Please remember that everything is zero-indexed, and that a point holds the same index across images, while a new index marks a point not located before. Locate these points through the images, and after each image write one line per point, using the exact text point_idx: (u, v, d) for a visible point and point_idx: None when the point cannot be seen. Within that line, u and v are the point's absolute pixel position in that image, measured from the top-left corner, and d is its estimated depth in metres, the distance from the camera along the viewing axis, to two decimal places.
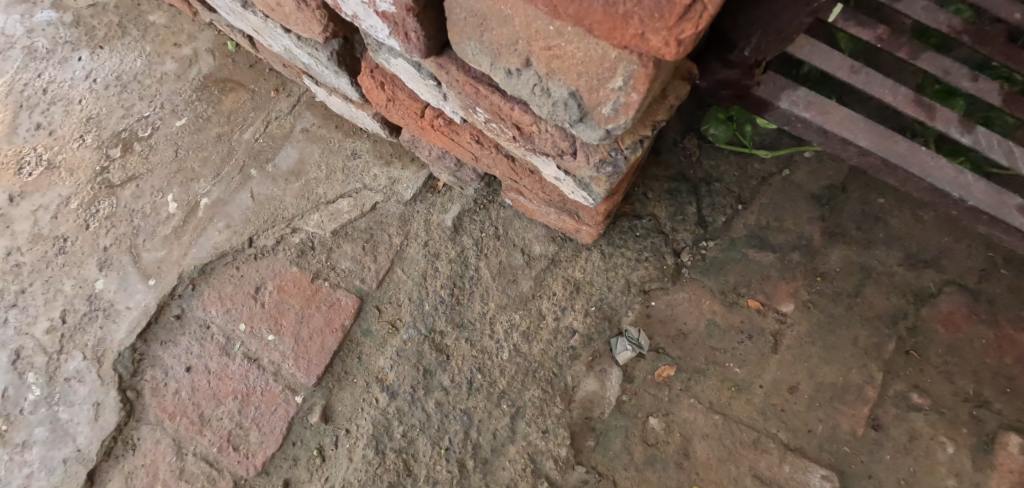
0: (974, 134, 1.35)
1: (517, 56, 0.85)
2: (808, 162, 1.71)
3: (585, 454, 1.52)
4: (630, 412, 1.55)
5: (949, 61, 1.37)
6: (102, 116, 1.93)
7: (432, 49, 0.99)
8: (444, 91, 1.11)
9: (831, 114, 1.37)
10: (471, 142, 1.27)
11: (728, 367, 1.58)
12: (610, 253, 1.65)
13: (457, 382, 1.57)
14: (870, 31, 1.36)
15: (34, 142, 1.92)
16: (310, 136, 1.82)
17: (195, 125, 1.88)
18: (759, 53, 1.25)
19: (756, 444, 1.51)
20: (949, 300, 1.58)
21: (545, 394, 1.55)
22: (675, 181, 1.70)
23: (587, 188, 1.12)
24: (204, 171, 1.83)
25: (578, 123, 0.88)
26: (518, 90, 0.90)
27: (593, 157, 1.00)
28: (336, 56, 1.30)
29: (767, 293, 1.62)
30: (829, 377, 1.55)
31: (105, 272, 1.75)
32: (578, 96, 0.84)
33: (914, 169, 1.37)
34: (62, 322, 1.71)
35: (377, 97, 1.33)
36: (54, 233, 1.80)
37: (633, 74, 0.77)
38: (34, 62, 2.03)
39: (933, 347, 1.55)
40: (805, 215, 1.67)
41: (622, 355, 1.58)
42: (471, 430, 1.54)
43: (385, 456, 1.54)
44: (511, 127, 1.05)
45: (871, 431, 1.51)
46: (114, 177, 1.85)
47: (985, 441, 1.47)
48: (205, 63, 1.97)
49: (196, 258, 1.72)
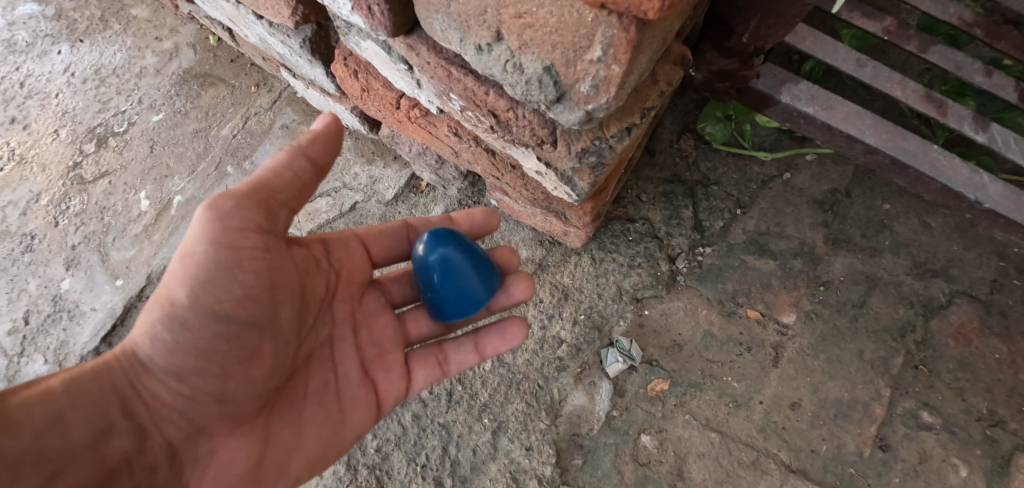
0: (989, 132, 1.25)
1: (486, 29, 0.77)
2: (811, 165, 1.61)
3: (572, 474, 1.43)
4: (621, 429, 1.45)
5: (961, 56, 1.27)
6: (78, 110, 1.85)
7: (400, 27, 0.91)
8: (416, 76, 1.02)
9: (835, 110, 1.28)
10: (449, 134, 1.19)
11: (725, 381, 1.47)
12: (600, 258, 1.56)
13: (436, 394, 1.50)
14: (876, 23, 1.29)
15: (8, 136, 1.85)
16: (290, 133, 1.73)
17: (173, 120, 1.81)
18: (758, 40, 1.16)
19: (755, 464, 1.41)
20: (960, 312, 1.47)
21: (529, 408, 1.47)
22: (671, 183, 1.61)
23: (569, 181, 1.02)
24: (179, 167, 1.75)
25: (555, 104, 0.80)
26: (490, 69, 0.82)
27: (575, 146, 0.92)
28: (309, 43, 1.23)
29: (767, 302, 1.52)
30: (834, 393, 1.45)
31: (72, 271, 1.67)
32: (553, 71, 0.76)
33: (926, 168, 1.27)
34: (25, 323, 1.63)
35: (351, 87, 1.25)
36: (22, 230, 1.73)
37: (613, 41, 0.70)
38: (13, 55, 1.96)
39: (944, 362, 1.45)
40: (807, 220, 1.57)
41: (612, 367, 1.47)
42: (450, 446, 1.46)
43: (358, 473, 1.46)
44: (486, 115, 0.97)
45: (878, 451, 1.40)
46: (87, 173, 1.77)
47: (1000, 464, 1.37)
48: (186, 58, 1.88)
49: (166, 258, 1.65)
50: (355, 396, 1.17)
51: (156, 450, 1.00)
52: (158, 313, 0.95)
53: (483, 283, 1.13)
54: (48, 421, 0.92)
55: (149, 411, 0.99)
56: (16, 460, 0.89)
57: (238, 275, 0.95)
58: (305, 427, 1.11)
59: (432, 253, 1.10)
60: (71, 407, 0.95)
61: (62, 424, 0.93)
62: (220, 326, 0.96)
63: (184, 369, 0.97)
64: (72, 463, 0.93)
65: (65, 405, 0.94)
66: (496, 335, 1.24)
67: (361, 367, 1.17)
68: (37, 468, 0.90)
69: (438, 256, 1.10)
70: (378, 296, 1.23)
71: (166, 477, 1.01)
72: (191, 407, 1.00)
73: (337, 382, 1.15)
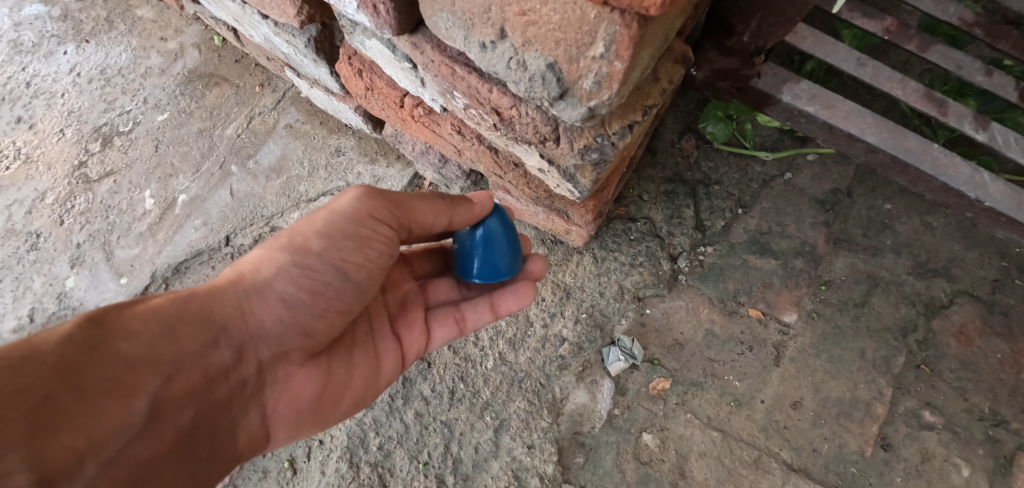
0: (989, 131, 1.26)
1: (490, 26, 0.78)
2: (813, 165, 1.62)
3: (574, 472, 1.43)
4: (622, 427, 1.46)
5: (961, 55, 1.28)
6: (84, 109, 1.87)
7: (405, 26, 0.92)
8: (420, 75, 1.03)
9: (836, 109, 1.29)
10: (452, 133, 1.20)
11: (727, 381, 1.48)
12: (602, 257, 1.57)
13: (438, 392, 1.51)
14: (877, 23, 1.29)
15: (14, 135, 1.86)
16: (293, 133, 1.74)
17: (178, 120, 1.82)
18: (759, 39, 1.17)
19: (757, 463, 1.41)
20: (961, 312, 1.47)
21: (531, 406, 1.47)
22: (672, 182, 1.61)
23: (571, 179, 1.03)
24: (183, 166, 1.76)
25: (557, 101, 0.81)
26: (494, 66, 0.83)
27: (577, 143, 0.93)
28: (314, 43, 1.24)
29: (768, 302, 1.52)
30: (836, 392, 1.45)
31: (77, 270, 1.69)
32: (556, 68, 0.77)
33: (927, 167, 1.28)
34: (30, 321, 1.65)
35: (356, 87, 1.26)
36: (28, 228, 1.74)
37: (616, 38, 0.71)
38: (20, 55, 1.97)
39: (946, 362, 1.45)
40: (808, 220, 1.57)
41: (614, 366, 1.48)
42: (452, 444, 1.47)
43: (360, 470, 1.47)
44: (489, 113, 0.98)
45: (880, 451, 1.40)
46: (92, 172, 1.79)
47: (1003, 464, 1.37)
48: (190, 58, 1.89)
49: (171, 256, 1.66)
50: (388, 349, 1.19)
51: (248, 370, 1.02)
52: (285, 254, 1.00)
53: (511, 261, 1.11)
54: (161, 329, 0.93)
55: (248, 332, 1.01)
56: (136, 359, 0.89)
57: (341, 237, 1.00)
58: (354, 370, 1.14)
59: (474, 227, 1.09)
60: (180, 318, 0.95)
61: (174, 333, 0.94)
62: (339, 279, 1.01)
63: (287, 302, 1.00)
64: (182, 369, 0.94)
65: (176, 317, 0.95)
66: (511, 296, 1.23)
67: (393, 326, 1.20)
68: (155, 368, 0.91)
69: (480, 230, 1.08)
70: (403, 268, 1.27)
71: (250, 397, 1.03)
72: (283, 334, 1.03)
73: (375, 336, 1.18)
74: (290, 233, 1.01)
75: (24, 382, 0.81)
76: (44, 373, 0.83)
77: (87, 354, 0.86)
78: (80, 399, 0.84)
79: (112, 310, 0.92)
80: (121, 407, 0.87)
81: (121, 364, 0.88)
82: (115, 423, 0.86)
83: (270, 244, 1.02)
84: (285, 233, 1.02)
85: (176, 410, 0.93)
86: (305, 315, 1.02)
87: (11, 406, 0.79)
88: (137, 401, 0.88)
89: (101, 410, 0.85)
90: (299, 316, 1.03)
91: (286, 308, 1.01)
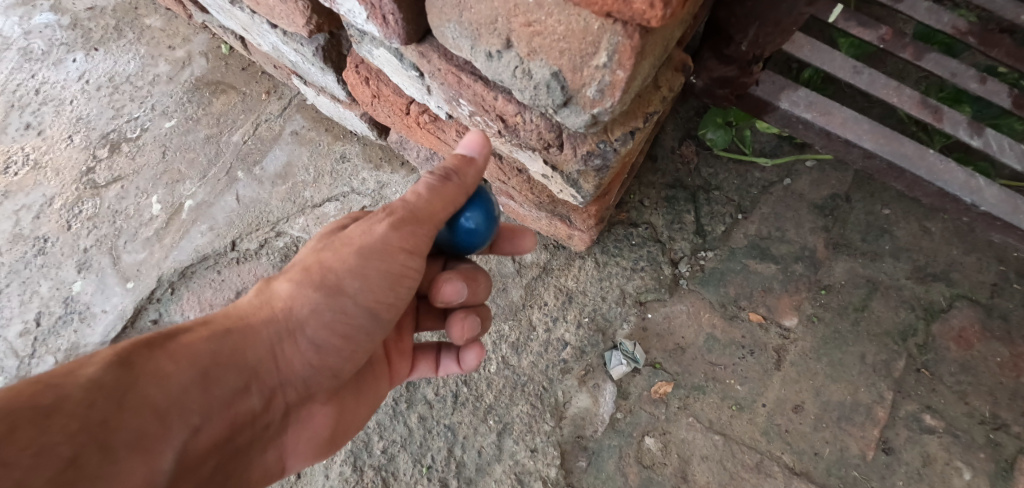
0: (984, 137, 1.28)
1: (496, 37, 0.80)
2: (811, 171, 1.64)
3: (577, 476, 1.45)
4: (624, 431, 1.47)
5: (955, 63, 1.30)
6: (92, 116, 1.89)
7: (412, 35, 0.94)
8: (427, 83, 1.05)
9: (833, 116, 1.31)
10: (457, 139, 1.22)
11: (728, 384, 1.49)
12: (604, 262, 1.58)
13: (442, 396, 1.52)
14: (872, 32, 1.32)
15: (22, 142, 1.89)
16: (299, 139, 1.76)
17: (185, 127, 1.84)
18: (757, 48, 1.19)
19: (759, 467, 1.42)
20: (960, 316, 1.49)
21: (534, 410, 1.49)
22: (673, 188, 1.63)
23: (574, 184, 1.05)
24: (190, 173, 1.78)
25: (562, 108, 0.83)
26: (500, 75, 0.85)
27: (580, 149, 0.95)
28: (322, 52, 1.26)
29: (768, 306, 1.54)
30: (837, 396, 1.46)
31: (83, 274, 1.71)
32: (561, 77, 0.79)
33: (923, 172, 1.30)
34: (37, 325, 1.67)
35: (362, 95, 1.28)
36: (35, 233, 1.76)
37: (618, 48, 0.73)
38: (29, 63, 2.00)
39: (945, 365, 1.46)
40: (807, 225, 1.59)
41: (616, 370, 1.50)
42: (456, 447, 1.48)
43: (363, 474, 1.48)
44: (494, 119, 1.00)
45: (881, 454, 1.42)
46: (99, 178, 1.81)
47: (1004, 468, 1.39)
48: (198, 66, 1.91)
49: (177, 261, 1.68)
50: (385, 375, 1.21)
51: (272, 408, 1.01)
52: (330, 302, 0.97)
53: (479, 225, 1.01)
54: (192, 373, 0.90)
55: (279, 376, 0.99)
56: (164, 409, 0.86)
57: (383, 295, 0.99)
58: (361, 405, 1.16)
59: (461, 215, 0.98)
60: (215, 362, 0.92)
61: (207, 379, 0.91)
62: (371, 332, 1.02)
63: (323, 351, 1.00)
64: (212, 417, 0.92)
65: (206, 361, 0.91)
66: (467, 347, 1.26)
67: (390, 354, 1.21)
68: (183, 419, 0.88)
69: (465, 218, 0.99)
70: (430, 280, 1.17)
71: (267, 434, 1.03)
72: (313, 375, 1.02)
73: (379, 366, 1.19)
74: (330, 273, 0.97)
75: (48, 439, 0.78)
76: (70, 427, 0.79)
77: (115, 404, 0.83)
78: (108, 455, 0.81)
79: (142, 351, 0.88)
80: (150, 461, 0.84)
81: (149, 414, 0.85)
82: (140, 480, 0.83)
83: (308, 283, 0.97)
84: (324, 272, 0.97)
85: (198, 460, 0.91)
86: (334, 359, 1.02)
87: (33, 469, 0.75)
88: (164, 455, 0.86)
89: (125, 470, 0.82)
90: (330, 358, 1.02)
91: (318, 353, 1.00)
